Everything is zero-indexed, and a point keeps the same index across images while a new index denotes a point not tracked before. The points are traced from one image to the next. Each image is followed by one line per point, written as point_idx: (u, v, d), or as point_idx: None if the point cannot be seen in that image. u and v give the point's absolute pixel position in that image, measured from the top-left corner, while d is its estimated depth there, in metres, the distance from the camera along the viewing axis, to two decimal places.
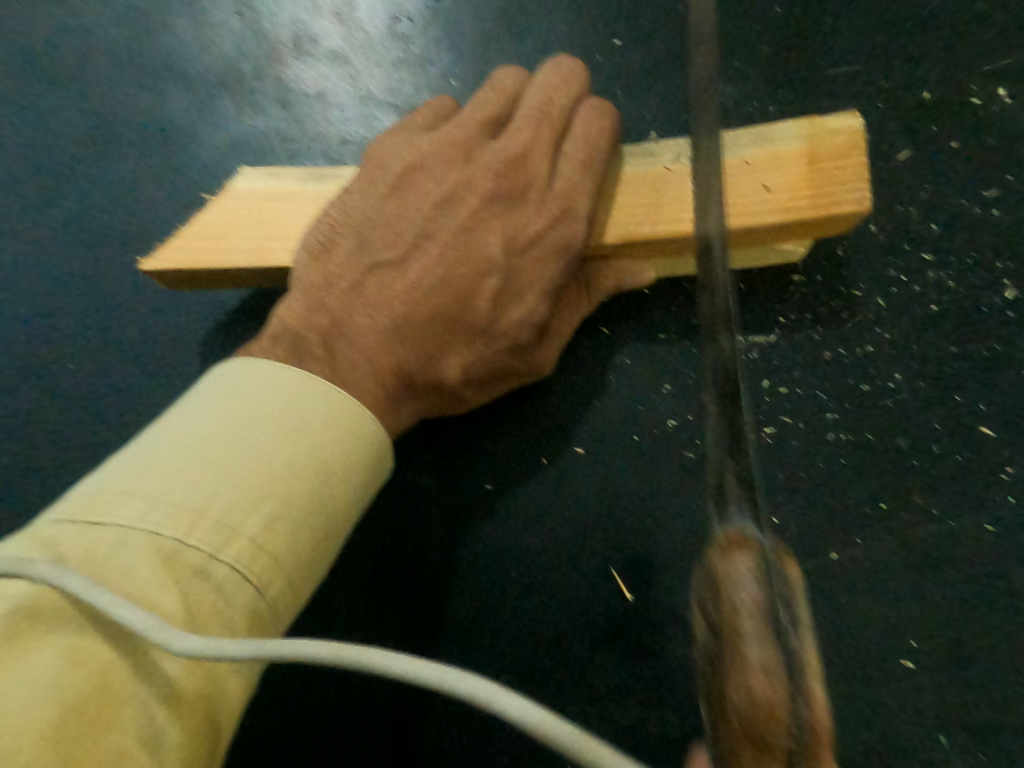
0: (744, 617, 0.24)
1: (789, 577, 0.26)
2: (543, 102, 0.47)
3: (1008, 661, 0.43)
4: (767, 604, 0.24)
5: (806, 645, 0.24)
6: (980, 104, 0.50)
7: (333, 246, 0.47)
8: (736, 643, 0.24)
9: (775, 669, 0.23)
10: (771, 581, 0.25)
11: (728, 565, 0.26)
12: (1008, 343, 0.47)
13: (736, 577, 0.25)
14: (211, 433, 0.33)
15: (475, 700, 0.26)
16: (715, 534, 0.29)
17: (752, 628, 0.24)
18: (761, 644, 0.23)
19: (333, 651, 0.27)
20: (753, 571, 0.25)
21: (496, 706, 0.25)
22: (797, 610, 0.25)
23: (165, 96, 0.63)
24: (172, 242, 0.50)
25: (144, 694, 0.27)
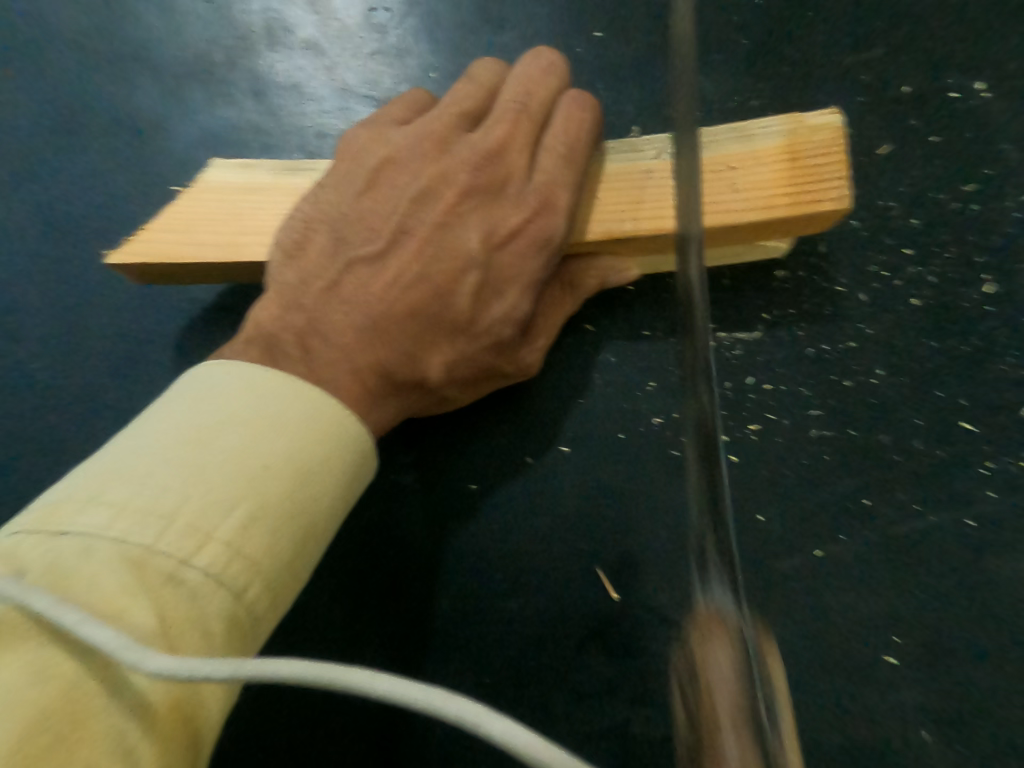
0: (723, 719, 0.24)
1: (768, 667, 0.27)
2: (521, 95, 0.46)
3: (991, 654, 0.43)
4: (742, 691, 0.25)
5: (782, 729, 0.25)
6: (958, 98, 0.50)
7: (309, 241, 0.46)
8: (714, 735, 0.24)
9: (751, 753, 0.23)
10: (750, 669, 0.26)
11: (706, 651, 0.27)
12: (987, 336, 0.47)
13: (714, 663, 0.26)
14: (183, 437, 0.32)
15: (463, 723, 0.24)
16: (692, 615, 0.29)
17: (727, 712, 0.25)
18: (736, 734, 0.24)
19: (312, 669, 0.26)
20: (730, 659, 0.26)
21: (483, 729, 0.24)
22: (778, 709, 0.26)
23: (136, 89, 0.62)
24: (139, 236, 0.49)
25: (113, 710, 0.25)
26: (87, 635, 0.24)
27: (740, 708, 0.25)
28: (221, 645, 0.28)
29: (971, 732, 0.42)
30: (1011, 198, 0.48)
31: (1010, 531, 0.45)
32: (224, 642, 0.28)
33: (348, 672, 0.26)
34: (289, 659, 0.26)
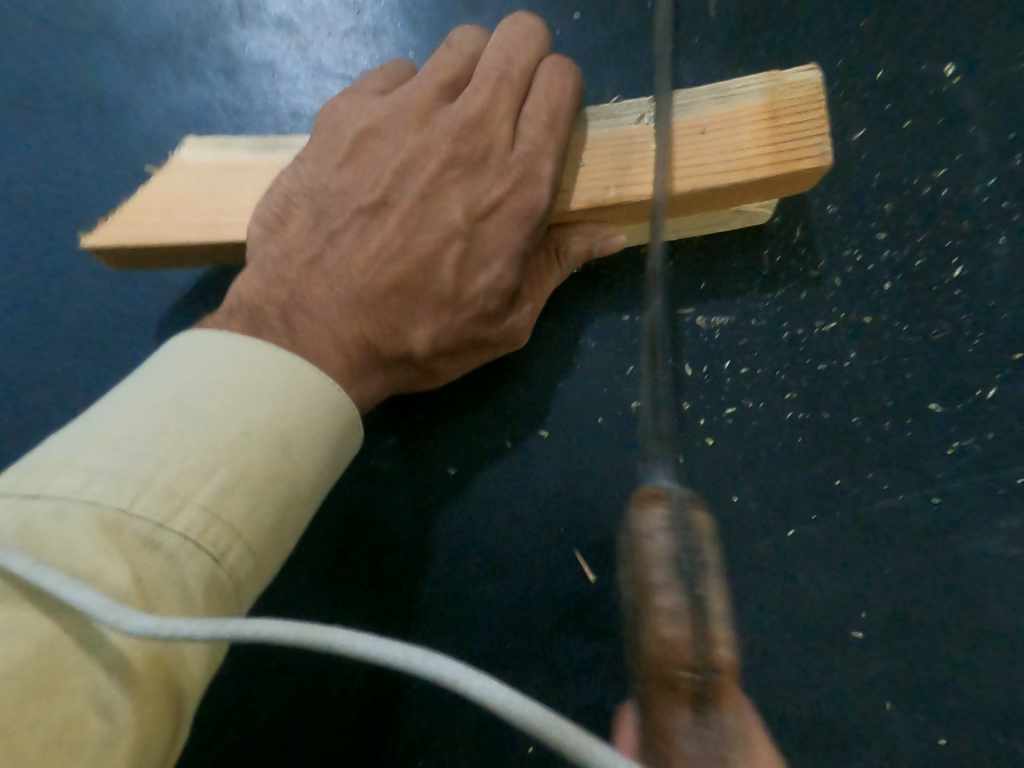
0: (655, 567, 0.27)
1: (701, 527, 0.29)
2: (501, 61, 0.46)
3: (956, 624, 0.45)
4: (675, 547, 0.27)
5: (712, 588, 0.27)
6: (929, 84, 0.51)
7: (288, 215, 0.45)
8: (651, 594, 0.27)
9: (683, 619, 0.26)
10: (683, 532, 0.28)
11: (645, 521, 0.29)
12: (955, 318, 0.48)
13: (650, 532, 0.28)
14: (160, 403, 0.32)
15: (440, 680, 0.24)
16: (637, 492, 0.31)
17: (661, 574, 0.27)
18: (668, 592, 0.26)
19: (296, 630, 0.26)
20: (665, 525, 0.28)
21: (461, 685, 0.24)
22: (708, 565, 0.27)
23: (99, 64, 0.60)
24: (112, 220, 0.47)
25: (93, 663, 0.26)
26: (64, 599, 0.24)
27: (669, 572, 0.27)
28: (202, 606, 0.28)
29: (935, 698, 0.44)
30: (978, 184, 0.50)
31: (975, 506, 0.46)
32: (206, 605, 0.28)
33: (331, 630, 0.26)
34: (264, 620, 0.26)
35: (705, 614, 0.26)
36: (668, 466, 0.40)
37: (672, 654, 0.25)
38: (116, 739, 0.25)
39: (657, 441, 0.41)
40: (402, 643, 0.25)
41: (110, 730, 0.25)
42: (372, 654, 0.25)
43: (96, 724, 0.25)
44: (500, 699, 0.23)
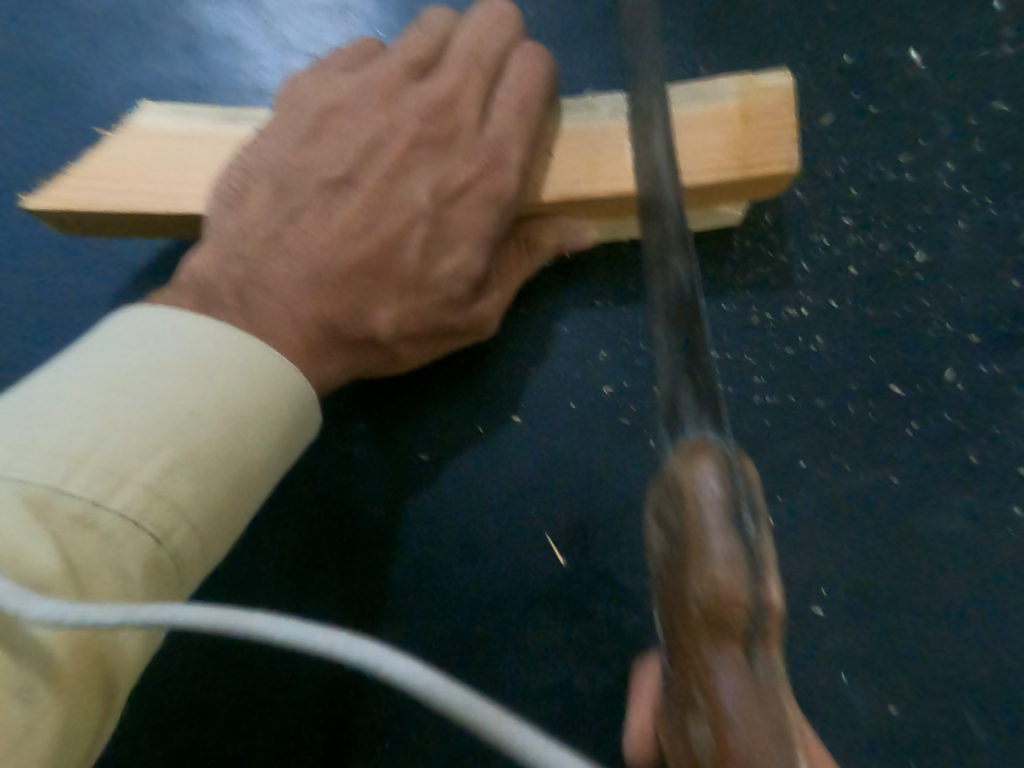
0: (710, 513, 0.24)
1: (749, 480, 0.27)
2: (473, 44, 0.46)
3: (915, 602, 0.45)
4: (729, 499, 0.24)
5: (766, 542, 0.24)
6: (896, 69, 0.51)
7: (247, 192, 0.43)
8: (702, 542, 0.23)
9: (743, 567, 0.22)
10: (733, 478, 0.26)
11: (691, 467, 0.26)
12: (918, 301, 0.49)
13: (698, 475, 0.25)
14: (98, 379, 0.31)
15: (364, 665, 0.23)
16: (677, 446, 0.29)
17: (716, 523, 0.23)
18: (723, 535, 0.23)
19: (216, 617, 0.25)
20: (716, 471, 0.26)
21: (385, 670, 0.23)
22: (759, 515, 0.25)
23: (52, 34, 0.57)
24: (62, 181, 0.45)
25: (11, 646, 0.25)
26: None
27: (732, 551, 0.23)
28: (140, 587, 0.27)
29: (893, 673, 0.44)
30: (944, 169, 0.50)
31: (935, 486, 0.47)
32: (146, 586, 0.28)
33: (258, 618, 0.25)
34: (188, 604, 0.25)
35: (756, 555, 0.23)
36: (692, 362, 0.33)
37: (727, 605, 0.22)
38: (36, 727, 0.24)
39: (671, 349, 0.34)
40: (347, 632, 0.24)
41: (33, 711, 0.24)
42: (295, 639, 0.24)
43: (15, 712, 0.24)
44: (424, 682, 0.23)
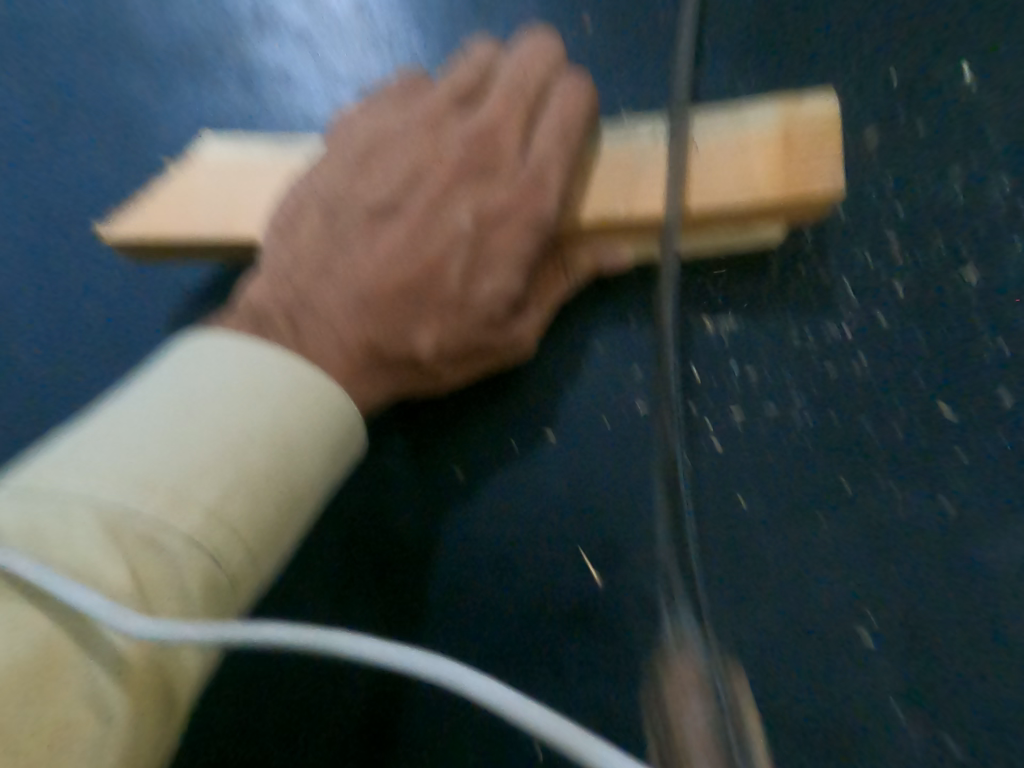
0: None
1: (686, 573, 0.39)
2: (516, 74, 0.47)
3: (965, 638, 0.44)
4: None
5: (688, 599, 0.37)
6: (945, 86, 0.50)
7: (299, 219, 0.46)
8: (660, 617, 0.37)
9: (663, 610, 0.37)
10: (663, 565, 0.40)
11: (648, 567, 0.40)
12: (971, 324, 0.47)
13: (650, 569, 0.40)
14: (165, 406, 0.33)
15: (439, 683, 0.26)
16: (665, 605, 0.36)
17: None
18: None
19: (294, 634, 0.27)
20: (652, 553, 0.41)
21: (460, 685, 0.25)
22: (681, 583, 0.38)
23: (119, 72, 0.61)
24: (131, 211, 0.48)
25: (93, 659, 0.27)
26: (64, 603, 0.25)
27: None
28: (202, 607, 0.29)
29: (939, 709, 0.43)
30: (999, 187, 0.48)
31: (989, 518, 0.45)
32: (206, 607, 0.29)
33: (333, 634, 0.27)
34: (253, 626, 0.27)
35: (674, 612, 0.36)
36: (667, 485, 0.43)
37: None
38: (108, 739, 0.26)
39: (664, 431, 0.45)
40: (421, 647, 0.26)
41: (106, 724, 0.26)
42: (375, 654, 0.26)
43: (91, 723, 0.26)
44: (492, 695, 0.25)
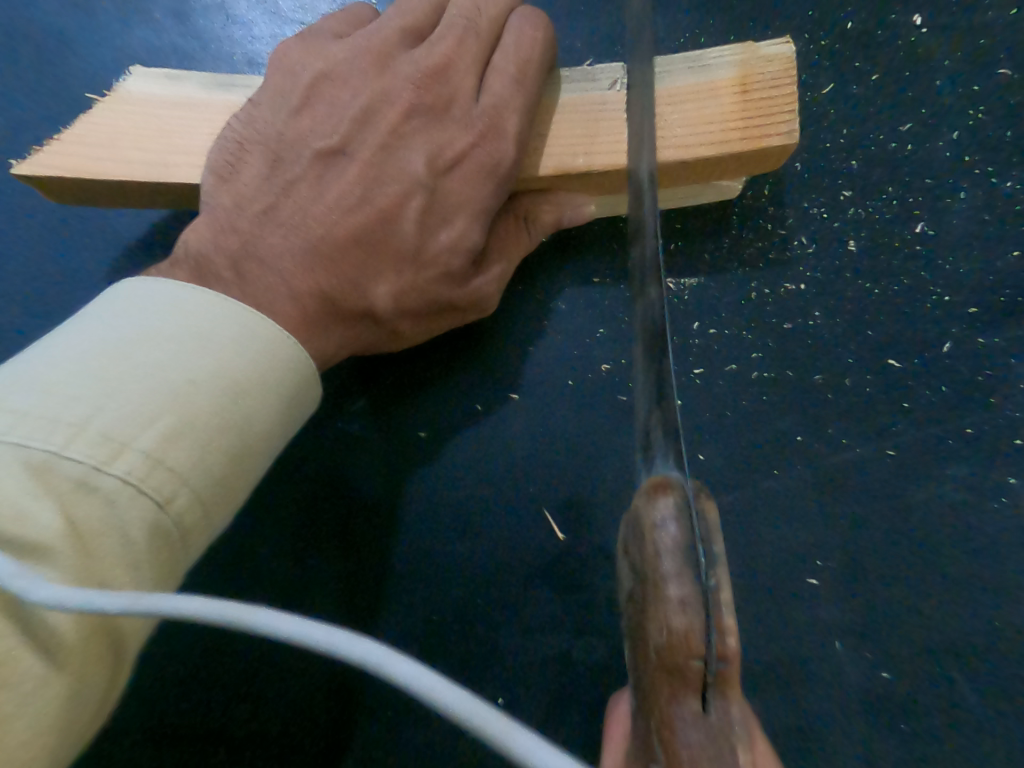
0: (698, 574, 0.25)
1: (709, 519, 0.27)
2: (470, 11, 0.45)
3: (908, 576, 0.45)
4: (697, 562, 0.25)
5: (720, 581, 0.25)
6: (898, 38, 0.50)
7: (241, 163, 0.43)
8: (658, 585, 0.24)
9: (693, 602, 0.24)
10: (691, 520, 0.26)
11: (650, 509, 0.26)
12: (918, 275, 0.48)
13: (656, 520, 0.26)
14: (99, 348, 0.31)
15: (368, 665, 0.25)
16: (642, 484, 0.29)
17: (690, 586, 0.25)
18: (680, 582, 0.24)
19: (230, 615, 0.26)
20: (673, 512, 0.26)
21: (390, 670, 0.24)
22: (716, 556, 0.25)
23: (40, 5, 0.56)
24: (53, 151, 0.45)
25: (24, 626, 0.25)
26: None
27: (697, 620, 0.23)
28: (145, 554, 0.28)
29: (886, 646, 0.45)
30: (946, 140, 0.49)
31: (930, 462, 0.47)
32: (149, 554, 0.28)
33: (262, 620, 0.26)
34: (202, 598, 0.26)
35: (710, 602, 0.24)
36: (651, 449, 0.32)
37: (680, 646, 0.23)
38: (46, 675, 0.25)
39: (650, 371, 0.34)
40: (349, 632, 0.25)
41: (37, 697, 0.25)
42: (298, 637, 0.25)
43: (27, 658, 0.25)
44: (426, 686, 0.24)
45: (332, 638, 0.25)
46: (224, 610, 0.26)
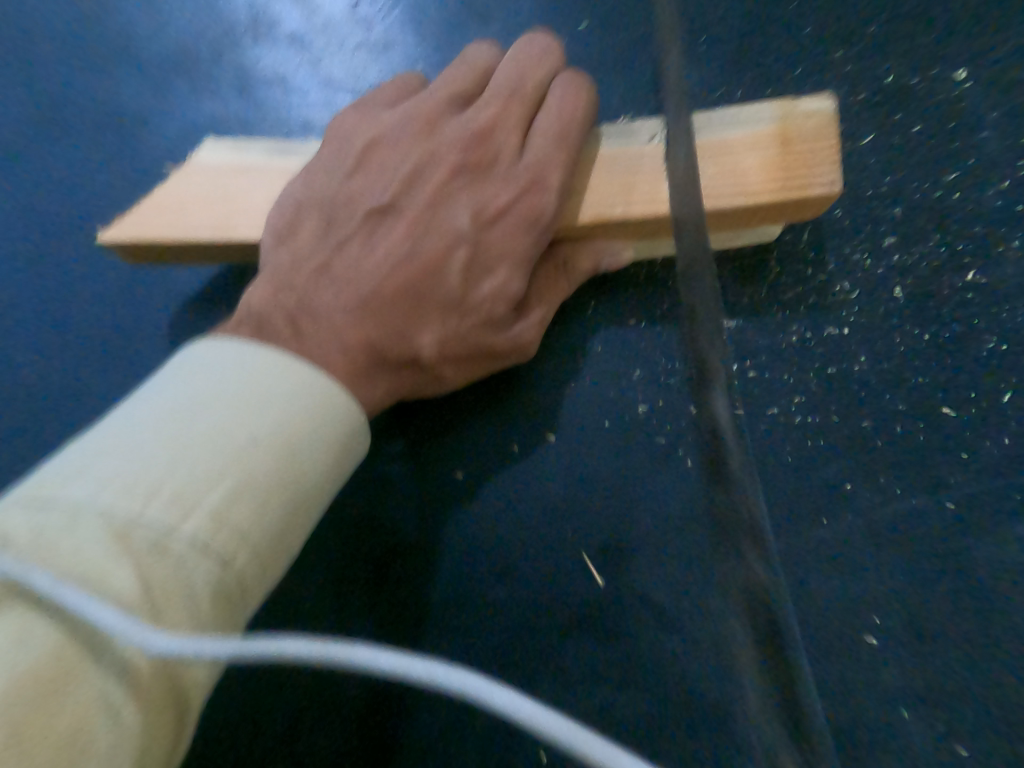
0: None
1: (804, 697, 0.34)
2: (514, 76, 0.47)
3: (973, 634, 0.43)
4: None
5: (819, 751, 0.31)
6: (938, 87, 0.50)
7: (298, 223, 0.45)
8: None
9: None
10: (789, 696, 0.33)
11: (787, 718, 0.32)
12: (967, 322, 0.47)
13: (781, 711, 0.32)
14: (174, 409, 0.33)
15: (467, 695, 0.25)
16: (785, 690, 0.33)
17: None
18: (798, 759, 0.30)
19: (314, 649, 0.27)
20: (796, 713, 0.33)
21: (486, 700, 0.24)
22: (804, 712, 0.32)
23: (119, 80, 0.61)
24: (128, 215, 0.48)
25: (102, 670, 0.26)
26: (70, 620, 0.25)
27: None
28: (209, 612, 0.29)
29: (954, 714, 0.42)
30: (990, 188, 0.49)
31: (992, 514, 0.45)
32: (212, 611, 0.29)
33: (346, 647, 0.27)
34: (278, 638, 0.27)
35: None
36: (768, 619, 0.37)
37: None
38: (121, 722, 0.26)
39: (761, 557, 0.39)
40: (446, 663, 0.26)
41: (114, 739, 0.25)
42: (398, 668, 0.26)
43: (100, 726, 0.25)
44: (526, 711, 0.24)
45: (434, 670, 0.25)
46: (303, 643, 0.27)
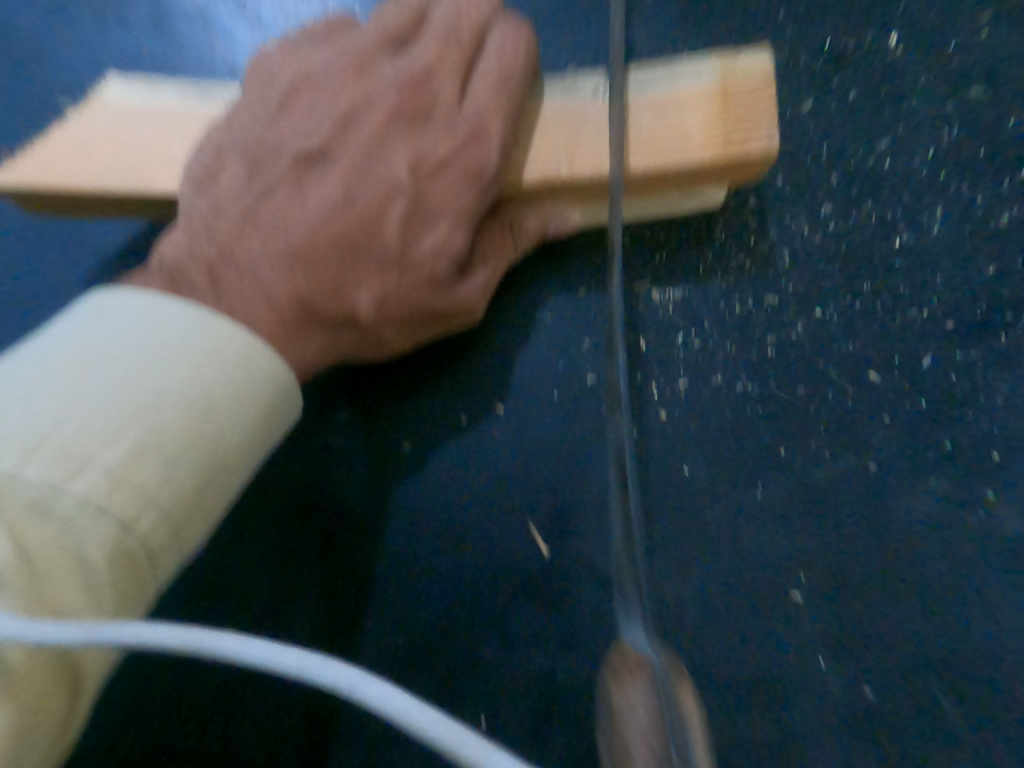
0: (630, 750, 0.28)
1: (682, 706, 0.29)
2: (453, 20, 0.45)
3: (889, 584, 0.45)
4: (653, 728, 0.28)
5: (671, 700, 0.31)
6: (874, 56, 0.51)
7: (219, 171, 0.42)
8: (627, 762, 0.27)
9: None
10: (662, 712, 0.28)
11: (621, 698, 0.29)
12: (897, 289, 0.49)
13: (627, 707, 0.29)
14: (67, 361, 0.30)
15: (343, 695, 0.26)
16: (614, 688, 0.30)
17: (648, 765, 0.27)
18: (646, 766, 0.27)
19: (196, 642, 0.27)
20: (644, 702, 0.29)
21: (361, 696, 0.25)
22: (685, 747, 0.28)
23: (22, 15, 0.55)
24: (26, 161, 0.44)
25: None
26: None
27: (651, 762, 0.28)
28: (105, 578, 0.27)
29: (866, 659, 0.44)
30: (923, 158, 0.50)
31: (911, 471, 0.47)
32: (110, 577, 0.27)
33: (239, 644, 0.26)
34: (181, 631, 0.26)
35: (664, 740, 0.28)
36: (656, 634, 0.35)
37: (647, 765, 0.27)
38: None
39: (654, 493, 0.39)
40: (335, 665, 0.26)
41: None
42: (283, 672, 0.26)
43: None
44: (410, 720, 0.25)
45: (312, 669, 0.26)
46: (204, 643, 0.26)
